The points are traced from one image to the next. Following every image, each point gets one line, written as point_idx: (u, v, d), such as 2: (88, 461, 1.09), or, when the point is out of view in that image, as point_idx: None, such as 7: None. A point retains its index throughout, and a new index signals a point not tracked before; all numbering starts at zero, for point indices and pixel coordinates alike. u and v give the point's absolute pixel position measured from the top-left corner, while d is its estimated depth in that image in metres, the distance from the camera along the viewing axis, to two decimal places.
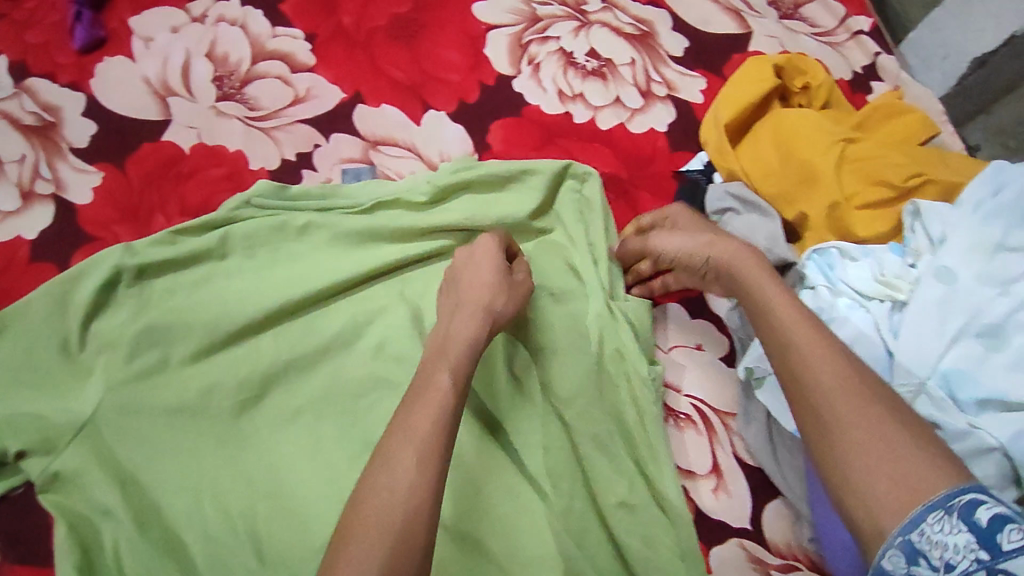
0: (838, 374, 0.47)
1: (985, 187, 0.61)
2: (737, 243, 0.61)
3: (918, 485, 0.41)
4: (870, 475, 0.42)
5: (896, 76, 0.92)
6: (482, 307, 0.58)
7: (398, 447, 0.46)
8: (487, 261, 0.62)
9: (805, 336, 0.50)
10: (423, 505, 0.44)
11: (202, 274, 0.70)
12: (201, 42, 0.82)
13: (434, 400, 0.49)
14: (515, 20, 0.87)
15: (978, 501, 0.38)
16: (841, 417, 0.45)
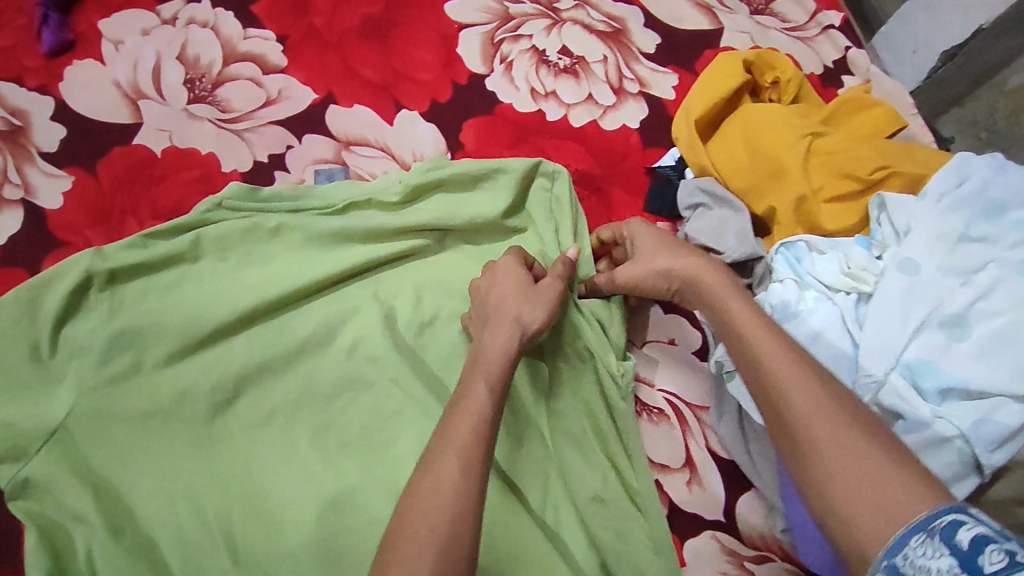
0: (815, 395, 0.47)
1: (949, 179, 0.62)
2: (701, 266, 0.61)
3: (897, 504, 0.40)
4: (851, 495, 0.42)
5: (866, 69, 0.93)
6: (520, 324, 0.59)
7: (440, 453, 0.46)
8: (512, 279, 0.63)
9: (779, 359, 0.50)
10: (470, 502, 0.44)
11: (174, 278, 0.69)
12: (172, 44, 0.82)
13: (470, 407, 0.50)
14: (487, 19, 0.87)
15: (959, 522, 0.37)
16: (817, 437, 0.45)
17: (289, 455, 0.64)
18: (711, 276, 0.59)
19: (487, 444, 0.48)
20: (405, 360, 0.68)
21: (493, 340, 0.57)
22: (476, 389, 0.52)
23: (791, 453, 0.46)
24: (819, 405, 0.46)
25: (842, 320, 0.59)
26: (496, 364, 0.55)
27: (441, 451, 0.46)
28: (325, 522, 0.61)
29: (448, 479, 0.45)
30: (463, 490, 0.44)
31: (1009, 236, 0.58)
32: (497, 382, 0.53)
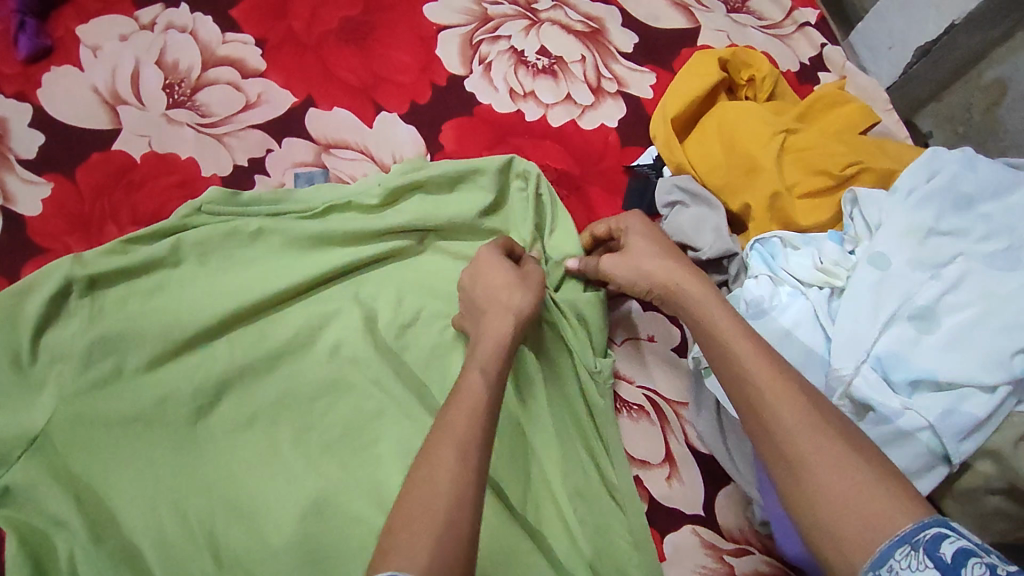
0: (799, 408, 0.47)
1: (920, 174, 0.63)
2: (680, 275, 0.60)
3: (883, 515, 0.40)
4: (840, 509, 0.42)
5: (842, 66, 0.94)
6: (514, 309, 0.59)
7: (439, 442, 0.45)
8: (496, 268, 0.63)
9: (762, 368, 0.50)
10: (470, 487, 0.43)
11: (154, 284, 0.69)
12: (151, 49, 0.82)
13: (467, 395, 0.49)
14: (466, 20, 0.88)
15: (942, 535, 0.38)
16: (805, 451, 0.45)
17: (272, 458, 0.63)
18: (690, 282, 0.59)
19: (483, 430, 0.47)
20: (386, 362, 0.68)
21: (494, 324, 0.58)
22: (472, 379, 0.51)
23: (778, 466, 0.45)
24: (802, 417, 0.46)
25: (814, 313, 0.61)
26: (492, 346, 0.56)
27: (440, 440, 0.45)
28: (308, 524, 0.60)
29: (448, 468, 0.43)
30: (463, 478, 0.43)
31: (977, 228, 0.59)
32: (492, 371, 0.53)
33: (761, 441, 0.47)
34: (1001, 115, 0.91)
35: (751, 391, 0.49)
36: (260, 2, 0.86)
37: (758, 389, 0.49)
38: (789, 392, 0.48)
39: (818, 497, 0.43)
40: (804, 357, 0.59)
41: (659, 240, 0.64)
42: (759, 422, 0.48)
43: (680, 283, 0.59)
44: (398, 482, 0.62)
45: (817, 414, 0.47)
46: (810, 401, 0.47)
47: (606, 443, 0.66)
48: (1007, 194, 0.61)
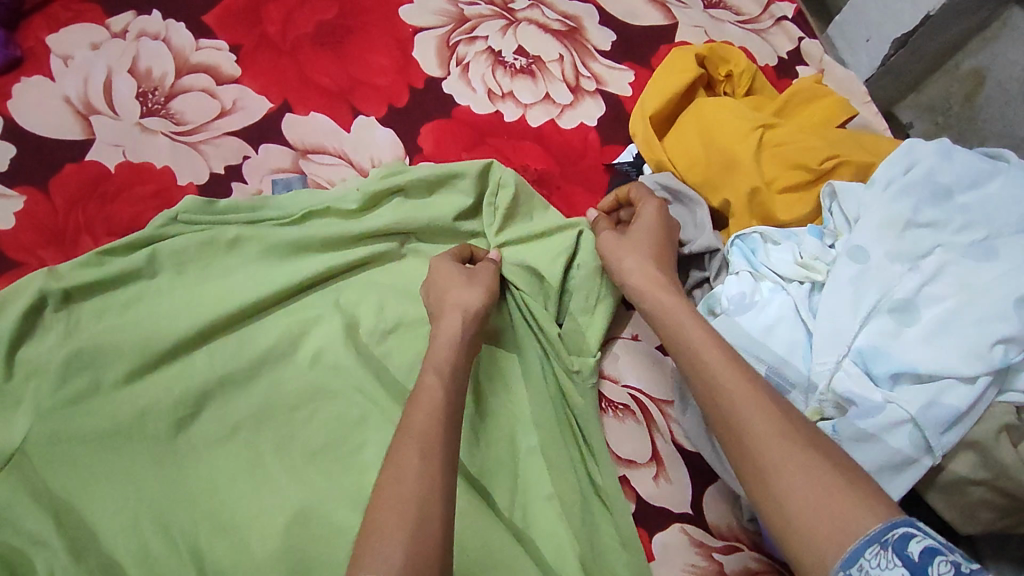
0: (768, 417, 0.48)
1: (897, 167, 0.63)
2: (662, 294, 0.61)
3: (852, 517, 0.41)
4: (810, 513, 0.42)
5: (820, 59, 0.94)
6: (462, 308, 0.62)
7: (403, 446, 0.48)
8: (445, 271, 0.66)
9: (730, 379, 0.51)
10: (436, 486, 0.46)
11: (131, 295, 0.67)
12: (123, 57, 0.80)
13: (427, 401, 0.52)
14: (442, 22, 0.87)
15: (909, 535, 0.38)
16: (774, 458, 0.46)
17: (255, 469, 0.62)
18: (669, 300, 0.60)
19: (445, 433, 0.50)
20: (368, 369, 0.67)
21: (445, 324, 0.60)
22: (429, 383, 0.54)
23: (749, 471, 0.47)
24: (771, 424, 0.47)
25: (795, 309, 0.61)
26: (447, 351, 0.58)
27: (404, 443, 0.48)
28: (292, 535, 0.59)
29: (414, 466, 0.46)
30: (427, 480, 0.46)
31: (956, 219, 0.59)
32: (447, 372, 0.56)
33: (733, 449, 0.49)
34: (979, 106, 0.92)
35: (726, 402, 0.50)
36: (233, 7, 0.85)
37: (730, 397, 0.50)
38: (757, 401, 0.49)
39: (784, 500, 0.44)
40: (786, 353, 0.59)
41: (661, 235, 0.66)
42: (733, 434, 0.49)
43: (662, 280, 0.62)
44: None
45: (789, 423, 0.48)
46: (776, 404, 0.49)
47: (591, 446, 0.66)
48: (984, 184, 0.61)
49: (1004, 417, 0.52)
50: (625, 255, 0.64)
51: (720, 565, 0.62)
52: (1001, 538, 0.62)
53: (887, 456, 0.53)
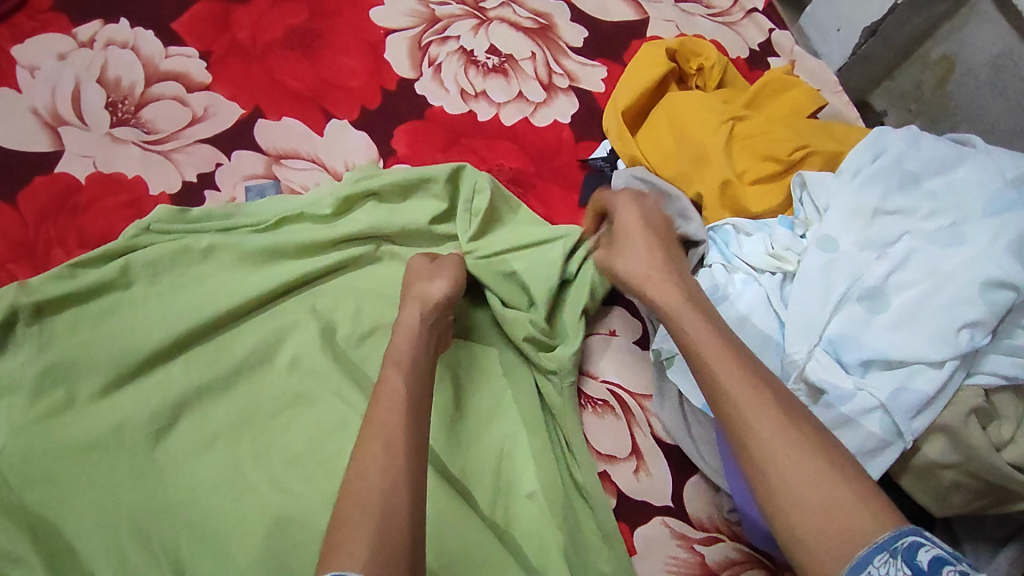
0: (779, 425, 0.46)
1: (865, 155, 0.63)
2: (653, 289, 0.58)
3: (857, 524, 0.40)
4: (822, 529, 0.41)
5: (791, 50, 0.95)
6: (425, 300, 0.62)
7: (368, 440, 0.48)
8: (416, 268, 0.67)
9: (739, 384, 0.48)
10: (401, 478, 0.46)
11: (105, 307, 0.66)
12: (91, 67, 0.79)
13: (388, 396, 0.52)
14: (413, 23, 0.87)
15: (918, 543, 0.38)
16: (783, 469, 0.44)
17: (234, 478, 0.62)
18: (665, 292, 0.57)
19: (411, 425, 0.50)
20: (346, 374, 0.67)
21: (404, 315, 0.61)
22: (390, 376, 0.54)
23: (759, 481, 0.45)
24: (784, 434, 0.45)
25: (767, 299, 0.61)
26: (408, 345, 0.57)
27: (369, 438, 0.48)
28: (272, 543, 0.59)
29: (378, 458, 0.47)
30: (393, 475, 0.46)
31: (923, 206, 0.60)
32: (408, 364, 0.55)
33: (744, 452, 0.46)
34: (950, 92, 0.93)
35: (732, 397, 0.48)
36: (202, 13, 0.85)
37: (728, 397, 0.48)
38: (764, 406, 0.47)
39: (796, 517, 0.42)
40: (759, 344, 0.60)
41: (648, 227, 0.63)
42: (738, 436, 0.47)
43: (658, 273, 0.59)
44: None
45: (800, 427, 0.45)
46: (771, 394, 0.48)
47: (568, 441, 0.66)
48: (952, 170, 0.62)
49: (972, 400, 0.53)
50: (614, 258, 0.62)
51: (701, 557, 0.63)
52: (976, 519, 0.63)
53: (858, 443, 0.54)
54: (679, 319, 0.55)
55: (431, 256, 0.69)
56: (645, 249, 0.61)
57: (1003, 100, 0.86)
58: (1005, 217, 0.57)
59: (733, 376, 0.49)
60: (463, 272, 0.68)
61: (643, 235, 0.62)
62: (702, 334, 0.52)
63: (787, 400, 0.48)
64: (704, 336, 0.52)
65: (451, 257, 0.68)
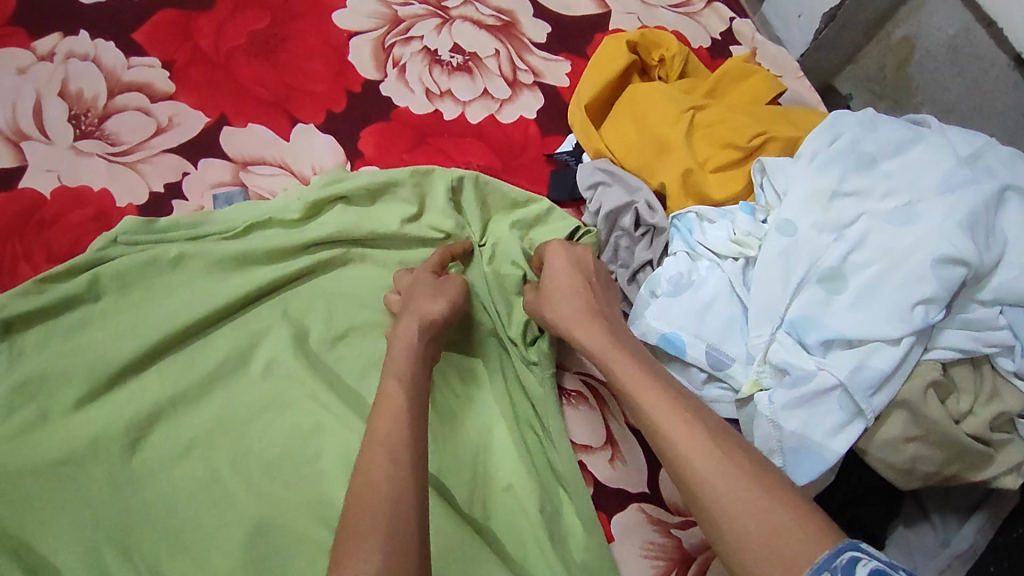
0: (712, 459, 0.47)
1: (823, 139, 0.65)
2: (587, 334, 0.61)
3: (800, 547, 0.40)
4: (766, 556, 0.41)
5: (751, 37, 0.96)
6: (423, 316, 0.63)
7: (373, 450, 0.50)
8: (425, 279, 0.67)
9: (673, 424, 0.50)
10: (408, 486, 0.48)
11: (75, 321, 0.66)
12: (52, 80, 0.79)
13: (389, 405, 0.54)
14: (376, 24, 0.88)
15: (857, 559, 0.38)
16: (719, 500, 0.45)
17: (211, 485, 0.62)
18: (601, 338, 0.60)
19: (411, 432, 0.51)
20: (321, 378, 0.68)
21: (401, 331, 0.61)
22: (390, 388, 0.55)
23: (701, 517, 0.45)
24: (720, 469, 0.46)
25: (730, 285, 0.63)
26: (405, 355, 0.59)
27: (373, 448, 0.50)
28: (252, 548, 0.59)
29: (384, 467, 0.48)
30: (399, 481, 0.48)
31: (879, 187, 0.61)
32: (409, 376, 0.57)
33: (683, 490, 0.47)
34: (911, 73, 0.94)
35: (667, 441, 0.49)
36: (163, 23, 0.84)
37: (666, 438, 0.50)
38: (698, 441, 0.48)
39: (741, 547, 0.42)
40: (723, 331, 0.61)
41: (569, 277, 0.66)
42: (677, 473, 0.48)
43: (590, 322, 0.62)
44: (342, 494, 0.62)
45: (733, 457, 0.47)
46: (707, 428, 0.49)
47: (546, 427, 0.67)
48: (908, 151, 0.63)
49: (930, 374, 0.55)
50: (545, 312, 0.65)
51: (678, 541, 0.64)
52: (944, 491, 0.66)
53: (822, 423, 0.56)
54: (611, 366, 0.57)
55: (435, 274, 0.69)
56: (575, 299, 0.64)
57: (960, 80, 0.87)
58: (957, 194, 0.58)
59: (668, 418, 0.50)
60: (463, 295, 0.68)
61: (577, 285, 0.65)
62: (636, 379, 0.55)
63: (721, 429, 0.50)
64: (639, 379, 0.54)
65: (455, 278, 0.69)
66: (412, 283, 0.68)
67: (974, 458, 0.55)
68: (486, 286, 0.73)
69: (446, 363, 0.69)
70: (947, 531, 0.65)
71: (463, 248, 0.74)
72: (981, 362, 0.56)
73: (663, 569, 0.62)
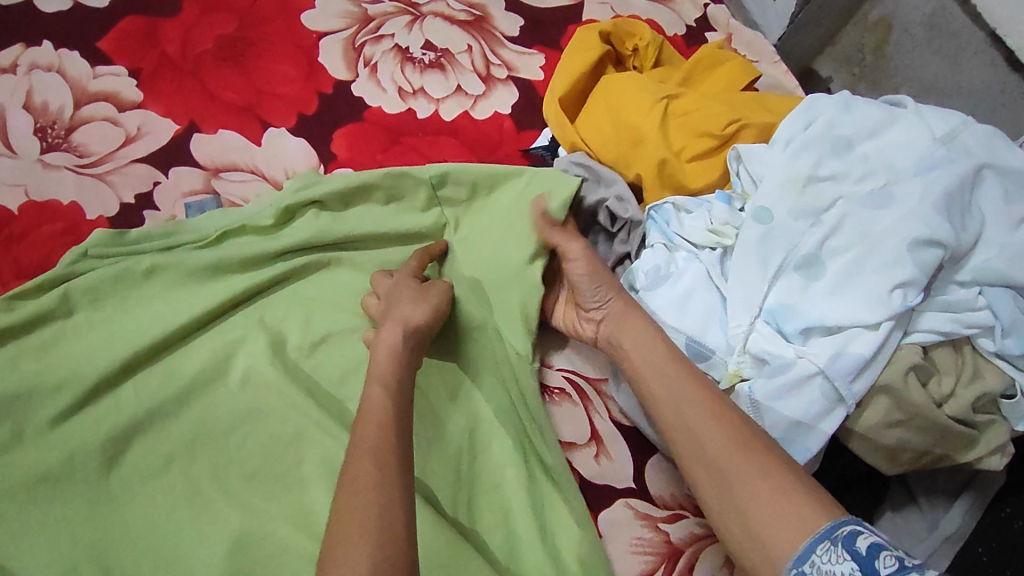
0: (721, 435, 0.51)
1: (798, 123, 0.64)
2: (625, 313, 0.62)
3: (804, 520, 0.44)
4: (770, 522, 0.45)
5: (726, 23, 0.96)
6: (404, 320, 0.62)
7: (358, 456, 0.49)
8: (404, 282, 0.67)
9: (689, 402, 0.54)
10: (395, 492, 0.47)
11: (48, 337, 0.64)
12: (16, 93, 0.77)
13: (372, 412, 0.53)
14: (346, 24, 0.87)
15: (857, 532, 0.41)
16: (731, 472, 0.49)
17: (192, 499, 0.61)
18: (624, 314, 0.62)
19: (396, 438, 0.51)
20: (299, 386, 0.67)
21: (383, 336, 0.61)
22: (373, 393, 0.54)
23: (712, 491, 0.50)
24: (730, 445, 0.50)
25: (708, 275, 0.63)
26: (386, 359, 0.58)
27: (358, 456, 0.49)
28: (235, 561, 0.58)
29: (369, 475, 0.47)
30: (385, 488, 0.47)
31: (856, 170, 0.61)
32: (392, 380, 0.56)
33: (691, 467, 0.51)
34: (889, 53, 0.94)
35: (681, 418, 0.53)
36: (129, 30, 0.83)
37: (682, 417, 0.53)
38: (707, 420, 0.52)
39: (751, 513, 0.47)
40: (702, 320, 0.61)
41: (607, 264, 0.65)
42: (689, 447, 0.52)
43: (622, 303, 0.63)
44: (325, 503, 0.61)
45: (744, 435, 0.50)
46: (720, 403, 0.53)
47: (537, 420, 0.67)
48: (884, 132, 0.63)
49: (911, 357, 0.54)
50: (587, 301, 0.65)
51: (666, 535, 0.63)
52: (931, 474, 0.66)
53: (802, 411, 0.55)
54: (626, 345, 0.60)
55: (416, 278, 0.68)
56: (610, 294, 0.63)
57: (939, 58, 0.87)
58: (934, 174, 0.58)
59: (682, 399, 0.54)
60: (447, 298, 0.67)
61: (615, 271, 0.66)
62: (652, 361, 0.58)
63: (721, 400, 0.53)
64: (659, 355, 0.58)
65: (438, 283, 0.68)
66: (391, 286, 0.67)
67: (958, 440, 0.55)
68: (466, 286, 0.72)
69: (430, 366, 0.68)
70: (935, 514, 0.65)
71: (441, 246, 0.73)
72: (962, 344, 0.56)
73: (651, 564, 0.62)
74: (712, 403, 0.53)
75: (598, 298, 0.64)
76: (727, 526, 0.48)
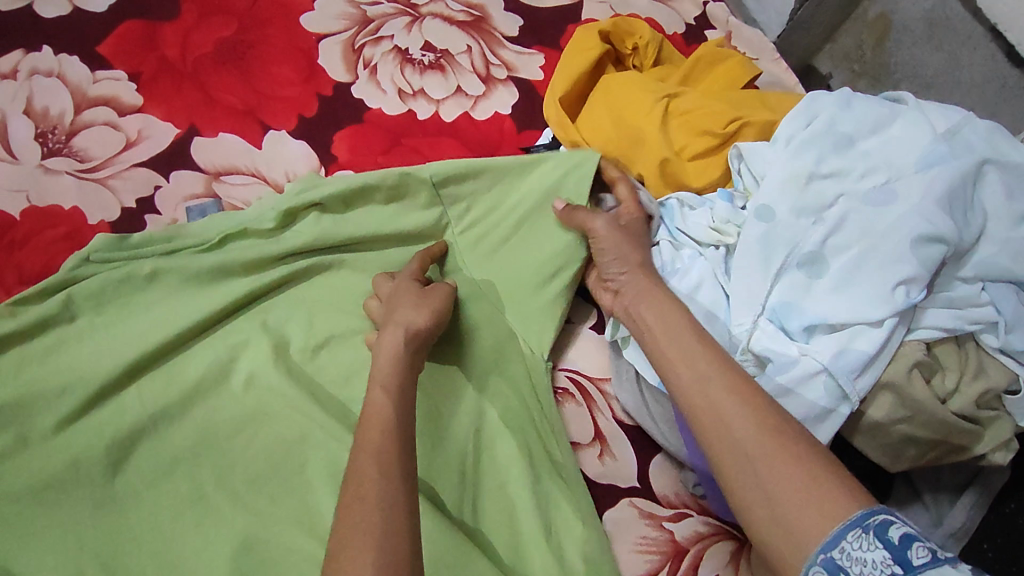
0: (749, 419, 0.49)
1: (799, 121, 0.64)
2: (644, 289, 0.62)
3: (835, 505, 0.43)
4: (800, 508, 0.44)
5: (726, 21, 0.96)
6: (406, 324, 0.62)
7: (362, 462, 0.49)
8: (407, 284, 0.67)
9: (716, 386, 0.52)
10: (398, 498, 0.46)
11: (51, 342, 0.64)
12: (16, 98, 0.77)
13: (375, 416, 0.53)
14: (345, 26, 0.87)
15: (889, 521, 0.40)
16: (760, 455, 0.47)
17: (197, 502, 0.61)
18: (644, 295, 0.61)
19: (399, 443, 0.50)
20: (302, 389, 0.67)
21: (386, 339, 0.60)
22: (377, 398, 0.54)
23: (738, 473, 0.48)
24: (758, 428, 0.48)
25: (713, 272, 0.64)
26: (389, 363, 0.58)
27: (362, 461, 0.49)
28: (240, 563, 0.58)
29: (373, 479, 0.47)
30: (388, 493, 0.47)
31: (857, 167, 0.61)
32: (395, 384, 0.56)
33: (712, 445, 0.50)
34: (888, 49, 0.93)
35: (708, 400, 0.51)
36: (128, 34, 0.83)
37: (709, 397, 0.51)
38: (735, 403, 0.50)
39: (781, 499, 0.45)
40: (706, 316, 0.61)
41: (639, 242, 0.65)
42: (714, 430, 0.50)
43: (645, 285, 0.62)
44: (331, 505, 0.62)
45: (769, 418, 0.49)
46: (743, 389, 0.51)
47: (548, 420, 0.67)
48: (886, 129, 0.62)
49: (915, 354, 0.54)
50: (608, 272, 0.66)
51: (671, 534, 0.63)
52: (936, 471, 0.67)
53: (805, 410, 0.55)
54: (650, 327, 0.59)
55: (419, 281, 0.68)
56: (627, 267, 0.64)
57: (939, 54, 0.86)
58: (935, 170, 0.58)
59: (708, 381, 0.52)
60: (451, 301, 0.67)
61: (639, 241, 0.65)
62: (677, 342, 0.56)
63: (749, 387, 0.51)
64: (684, 336, 0.56)
65: (440, 286, 0.68)
66: (394, 288, 0.67)
67: (962, 437, 0.55)
68: (468, 287, 0.72)
69: (434, 367, 0.68)
70: (940, 510, 0.65)
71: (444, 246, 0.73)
72: (966, 340, 0.56)
73: (656, 563, 0.62)
74: (738, 386, 0.51)
75: (617, 269, 0.65)
76: (749, 508, 0.46)
